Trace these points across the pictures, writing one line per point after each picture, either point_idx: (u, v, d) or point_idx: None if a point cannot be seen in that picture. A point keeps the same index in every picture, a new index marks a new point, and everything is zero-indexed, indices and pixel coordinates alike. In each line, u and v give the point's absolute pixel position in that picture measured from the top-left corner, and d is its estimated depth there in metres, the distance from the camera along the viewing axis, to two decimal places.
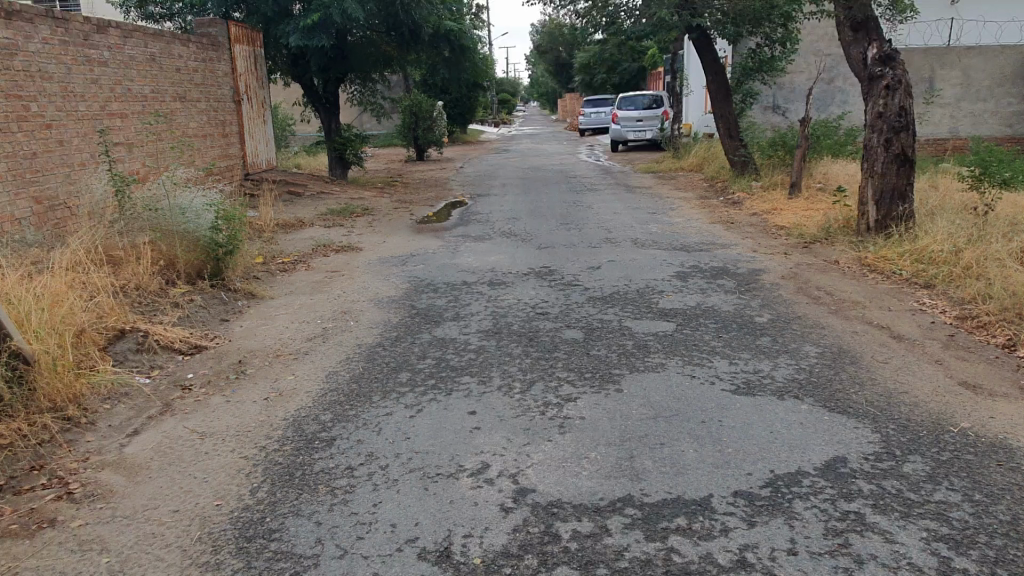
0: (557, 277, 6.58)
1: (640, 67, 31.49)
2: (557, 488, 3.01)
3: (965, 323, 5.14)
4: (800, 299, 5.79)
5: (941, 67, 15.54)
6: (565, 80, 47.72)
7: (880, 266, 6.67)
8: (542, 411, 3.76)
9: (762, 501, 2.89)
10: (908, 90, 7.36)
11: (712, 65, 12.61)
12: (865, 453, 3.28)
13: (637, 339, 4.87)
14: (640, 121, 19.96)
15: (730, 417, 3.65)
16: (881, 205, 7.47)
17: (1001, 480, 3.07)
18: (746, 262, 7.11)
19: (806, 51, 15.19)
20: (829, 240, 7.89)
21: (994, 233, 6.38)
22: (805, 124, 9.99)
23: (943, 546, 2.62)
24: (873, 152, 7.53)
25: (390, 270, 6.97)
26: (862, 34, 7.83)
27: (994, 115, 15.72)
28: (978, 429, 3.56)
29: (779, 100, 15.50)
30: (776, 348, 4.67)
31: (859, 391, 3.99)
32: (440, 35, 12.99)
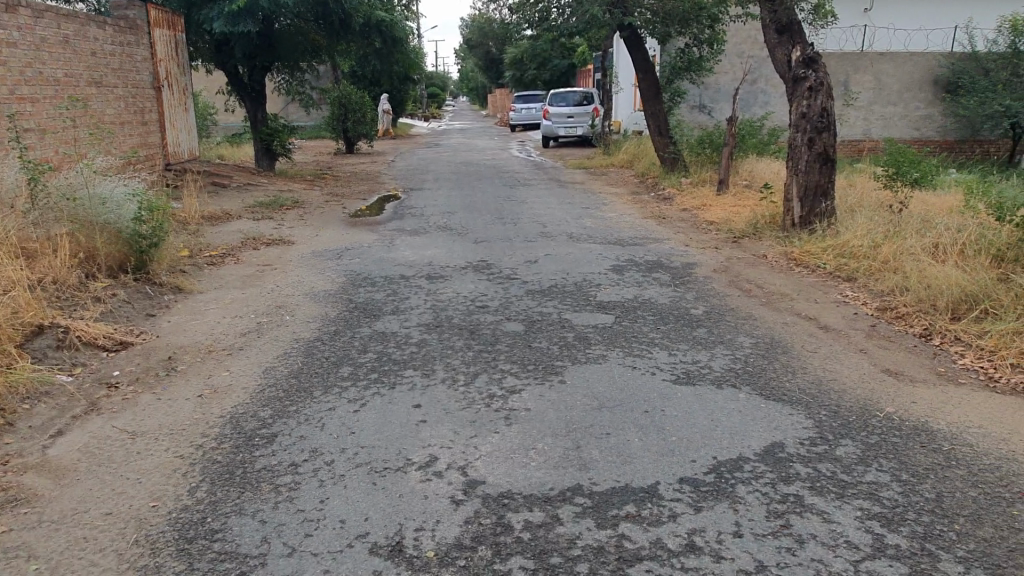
0: (495, 271, 6.57)
1: (570, 64, 31.80)
2: (507, 480, 3.00)
3: (885, 314, 5.41)
4: (733, 292, 5.97)
5: (856, 71, 16.28)
6: (495, 76, 47.73)
7: (805, 261, 6.94)
8: (486, 403, 3.75)
9: (707, 487, 2.97)
10: (829, 92, 7.68)
11: (642, 63, 12.81)
12: (801, 438, 3.41)
13: (577, 331, 4.91)
14: (571, 117, 20.16)
15: (672, 406, 3.73)
16: (805, 202, 7.79)
17: (925, 460, 3.25)
18: (679, 256, 7.27)
19: (731, 53, 15.65)
20: (756, 235, 8.17)
21: (910, 228, 6.73)
22: (731, 123, 10.28)
23: (876, 524, 2.74)
24: (797, 151, 7.83)
25: (325, 263, 6.81)
26: (786, 36, 8.09)
27: (903, 118, 16.59)
28: (902, 413, 3.75)
29: (705, 100, 15.93)
30: (712, 339, 4.81)
31: (792, 380, 4.14)
32: (371, 25, 12.76)
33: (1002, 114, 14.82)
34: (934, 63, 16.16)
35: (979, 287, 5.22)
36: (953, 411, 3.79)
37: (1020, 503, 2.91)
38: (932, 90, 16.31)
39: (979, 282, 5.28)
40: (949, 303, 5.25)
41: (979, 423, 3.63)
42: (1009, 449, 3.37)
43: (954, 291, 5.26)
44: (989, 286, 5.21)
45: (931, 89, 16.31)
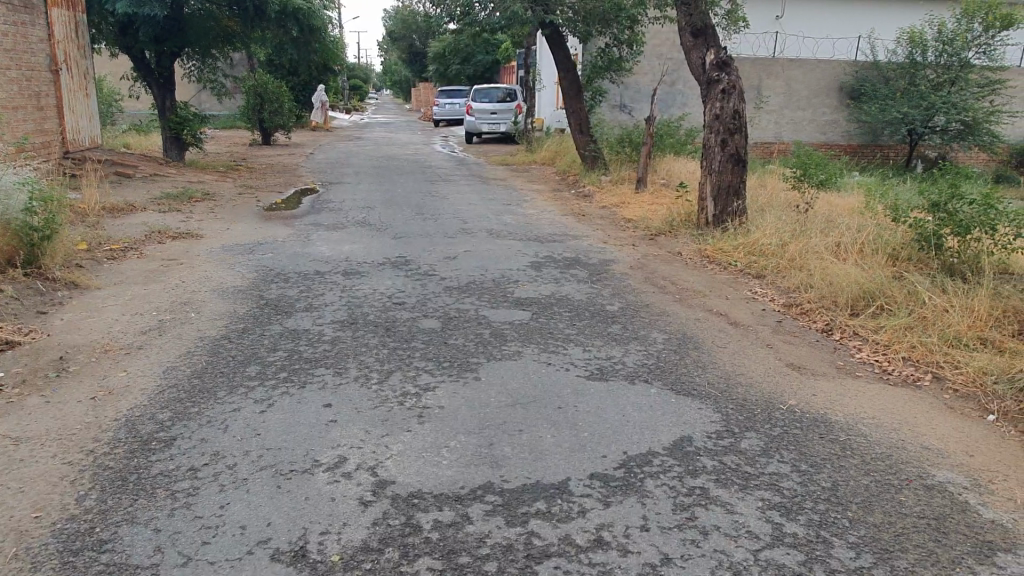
0: (412, 267, 6.49)
1: (493, 60, 31.82)
2: (418, 479, 2.95)
3: (791, 310, 5.63)
4: (648, 288, 6.08)
5: (767, 77, 16.89)
6: (418, 70, 47.26)
7: (717, 257, 7.15)
8: (400, 402, 3.68)
9: (616, 482, 3.00)
10: (741, 95, 7.92)
11: (564, 61, 12.90)
12: (708, 431, 3.50)
13: (493, 328, 4.90)
14: (494, 113, 20.11)
15: (585, 403, 3.76)
16: (718, 201, 8.02)
17: (823, 451, 3.39)
18: (597, 252, 7.37)
19: (650, 54, 15.98)
20: (672, 232, 8.36)
21: (815, 228, 7.03)
22: (649, 123, 10.47)
23: (776, 513, 2.84)
24: (711, 151, 8.06)
25: (235, 259, 6.56)
26: (701, 40, 8.30)
27: (812, 123, 17.30)
28: (804, 406, 3.90)
29: (626, 100, 16.18)
30: (626, 335, 4.88)
31: (701, 374, 4.24)
32: (288, 14, 12.39)
33: (900, 121, 15.77)
34: (839, 71, 16.96)
35: (876, 285, 5.49)
36: (850, 402, 3.97)
37: (907, 489, 3.08)
38: (838, 96, 17.10)
39: (876, 280, 5.56)
40: (849, 299, 5.50)
41: (872, 414, 3.82)
42: (898, 438, 3.56)
43: (854, 288, 5.52)
44: (885, 284, 5.50)
45: (837, 95, 17.09)
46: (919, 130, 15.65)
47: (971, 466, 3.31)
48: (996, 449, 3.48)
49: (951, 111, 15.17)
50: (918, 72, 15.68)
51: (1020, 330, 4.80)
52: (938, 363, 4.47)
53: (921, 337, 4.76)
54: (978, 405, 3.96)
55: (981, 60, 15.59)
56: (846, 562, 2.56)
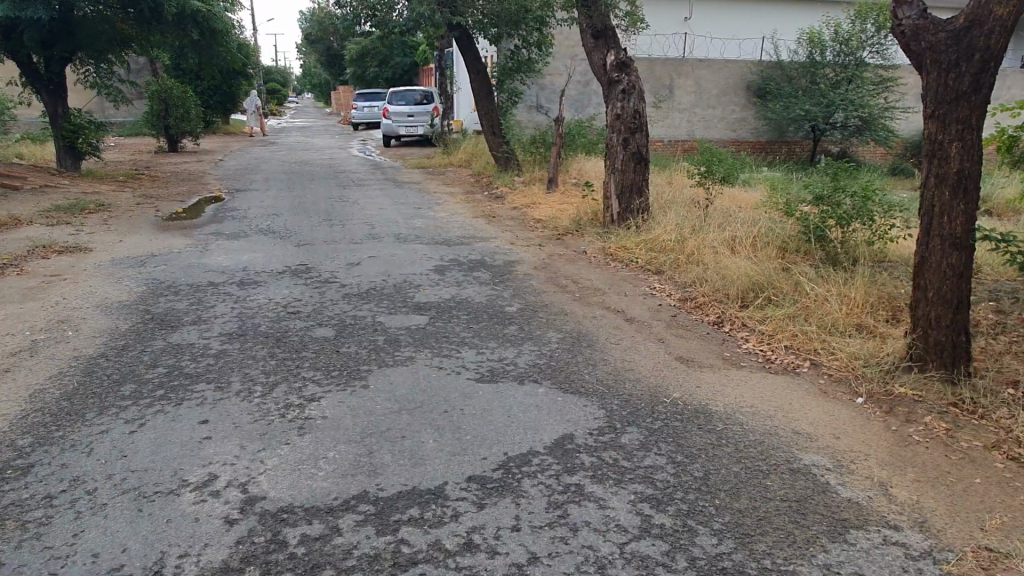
0: (313, 274, 6.37)
1: (412, 62, 31.48)
2: (290, 493, 2.89)
3: (685, 304, 5.77)
4: (549, 288, 6.15)
5: (678, 77, 17.21)
6: (338, 72, 46.67)
7: (619, 255, 7.25)
8: (281, 413, 3.60)
9: (493, 483, 3.01)
10: (641, 95, 8.09)
11: (474, 63, 12.91)
12: (590, 428, 3.56)
13: (388, 334, 4.84)
14: (411, 115, 19.90)
15: (472, 405, 3.77)
16: (622, 199, 8.17)
17: (699, 441, 3.49)
18: (502, 254, 7.40)
19: (563, 55, 16.21)
20: (579, 231, 8.45)
21: (712, 223, 7.23)
22: (558, 124, 10.57)
23: (646, 505, 2.91)
24: (614, 150, 8.20)
25: (124, 272, 6.29)
26: (602, 42, 8.43)
27: (722, 120, 17.68)
28: (686, 398, 4.01)
29: (541, 100, 16.30)
30: (522, 335, 4.91)
31: (590, 372, 4.31)
32: (185, 17, 12.01)
33: (803, 117, 16.45)
34: (745, 71, 17.41)
35: (764, 278, 5.70)
36: (730, 392, 4.11)
37: (774, 473, 3.20)
38: (745, 94, 17.55)
39: (765, 273, 5.77)
40: (740, 292, 5.68)
41: (750, 403, 3.96)
42: (772, 424, 3.71)
43: (744, 280, 5.72)
44: (772, 276, 5.72)
45: (745, 94, 17.55)
46: (821, 126, 16.37)
47: (836, 448, 3.47)
48: (860, 430, 3.66)
49: (849, 108, 16.06)
50: (819, 72, 16.38)
51: (892, 317, 5.08)
52: (817, 349, 4.67)
53: (801, 326, 4.97)
54: (849, 388, 4.17)
55: (875, 59, 16.37)
56: (708, 549, 2.64)
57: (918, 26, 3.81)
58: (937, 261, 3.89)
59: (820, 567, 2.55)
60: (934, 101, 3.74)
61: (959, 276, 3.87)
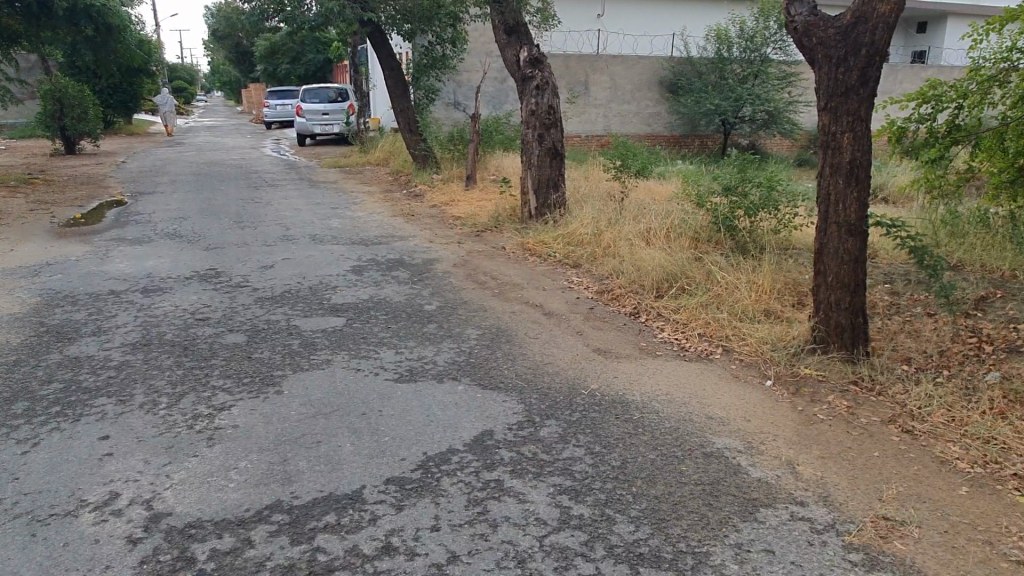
0: (223, 279, 6.14)
1: (325, 59, 30.82)
2: (198, 507, 2.78)
3: (602, 296, 5.86)
4: (468, 285, 6.13)
5: (594, 73, 17.43)
6: (248, 70, 45.33)
7: (538, 250, 7.29)
8: (189, 425, 3.46)
9: (412, 484, 2.97)
10: (554, 91, 8.17)
11: (387, 60, 12.74)
12: (509, 423, 3.56)
13: (303, 337, 4.72)
14: (326, 114, 19.50)
15: (390, 406, 3.71)
16: (539, 194, 8.23)
17: (616, 430, 3.55)
18: (421, 253, 7.33)
19: (478, 52, 16.20)
20: (497, 227, 8.47)
21: (627, 216, 7.37)
22: (475, 120, 10.54)
23: (566, 497, 2.93)
24: (529, 146, 8.24)
25: (16, 283, 5.90)
26: (514, 38, 8.48)
27: (637, 116, 18.03)
28: (603, 389, 4.07)
29: (459, 97, 16.23)
30: (440, 333, 4.88)
31: (509, 367, 4.32)
32: (79, 11, 11.37)
33: (713, 112, 16.98)
34: (657, 67, 17.80)
35: (677, 268, 5.84)
36: (646, 381, 4.19)
37: (688, 458, 3.29)
38: (658, 90, 17.96)
39: (678, 263, 5.92)
40: (655, 282, 5.81)
41: (666, 390, 4.06)
42: (686, 410, 3.81)
43: (658, 271, 5.85)
44: (686, 266, 5.86)
45: (658, 89, 17.95)
46: (730, 120, 16.94)
47: (747, 430, 3.58)
48: (769, 411, 3.80)
49: (756, 102, 16.67)
50: (726, 68, 16.96)
51: (796, 302, 5.31)
52: (728, 336, 4.82)
53: (713, 314, 5.12)
54: (759, 371, 4.32)
55: (778, 56, 17.04)
56: (625, 536, 2.68)
57: (809, 22, 3.98)
58: (835, 247, 4.08)
59: (732, 546, 2.64)
60: (826, 95, 3.92)
61: (855, 261, 4.08)
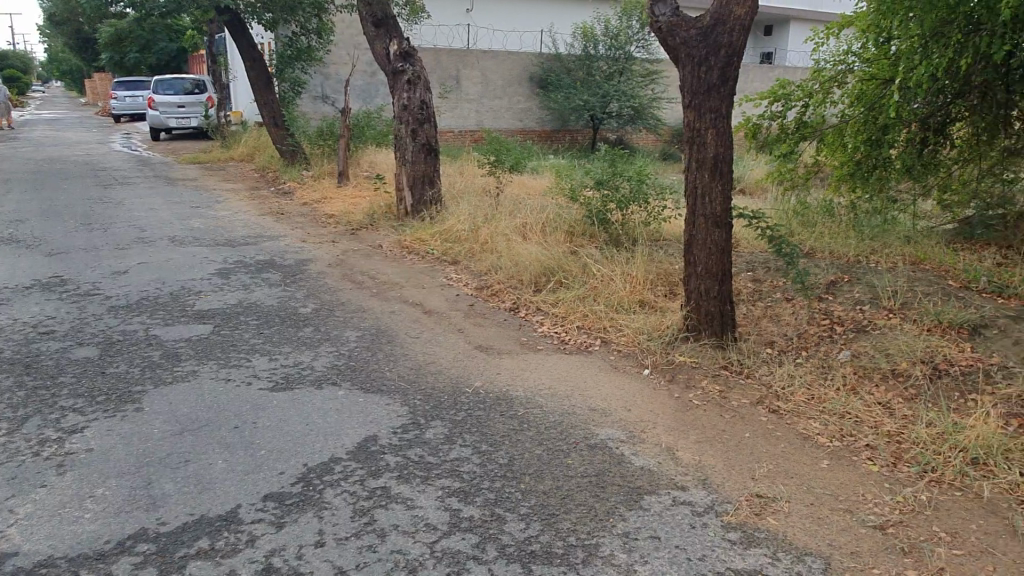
0: (70, 288, 5.61)
1: (180, 48, 28.98)
2: (49, 544, 2.51)
3: (482, 292, 5.84)
4: (344, 285, 5.94)
5: (464, 68, 17.41)
6: (92, 58, 42.00)
7: (415, 247, 7.18)
8: (36, 452, 3.12)
9: (292, 499, 2.83)
10: (426, 85, 8.07)
11: (248, 50, 12.08)
12: (393, 427, 3.46)
13: (165, 348, 4.38)
14: (182, 107, 18.29)
15: (265, 417, 3.51)
16: (414, 190, 8.09)
17: (502, 428, 3.53)
18: (293, 253, 7.03)
19: (345, 44, 15.75)
20: (373, 224, 8.27)
21: (503, 212, 7.39)
22: (345, 115, 10.23)
23: (455, 499, 2.88)
24: (403, 142, 8.09)
25: None
26: (383, 30, 8.22)
27: (509, 111, 18.17)
28: (487, 386, 4.05)
29: (326, 91, 15.72)
30: (317, 337, 4.68)
31: (391, 368, 4.21)
32: None
33: (582, 108, 17.41)
34: (528, 63, 18.01)
35: (554, 262, 5.92)
36: (529, 376, 4.21)
37: (574, 452, 3.32)
38: (528, 85, 18.17)
39: (555, 257, 6.00)
40: (533, 277, 5.85)
41: (549, 384, 4.09)
42: (570, 403, 3.85)
43: (536, 266, 5.90)
44: (562, 260, 5.95)
45: (528, 85, 18.18)
46: (598, 116, 17.45)
47: (628, 420, 3.68)
48: (648, 400, 3.92)
49: (623, 99, 17.29)
50: (593, 64, 17.46)
51: (668, 291, 5.51)
52: (605, 327, 4.94)
53: (591, 307, 5.23)
54: (636, 361, 4.45)
55: (641, 54, 17.71)
56: (516, 535, 2.67)
57: (673, 23, 4.08)
58: (703, 239, 4.27)
59: (620, 535, 2.69)
60: (690, 92, 4.07)
61: (722, 251, 4.28)
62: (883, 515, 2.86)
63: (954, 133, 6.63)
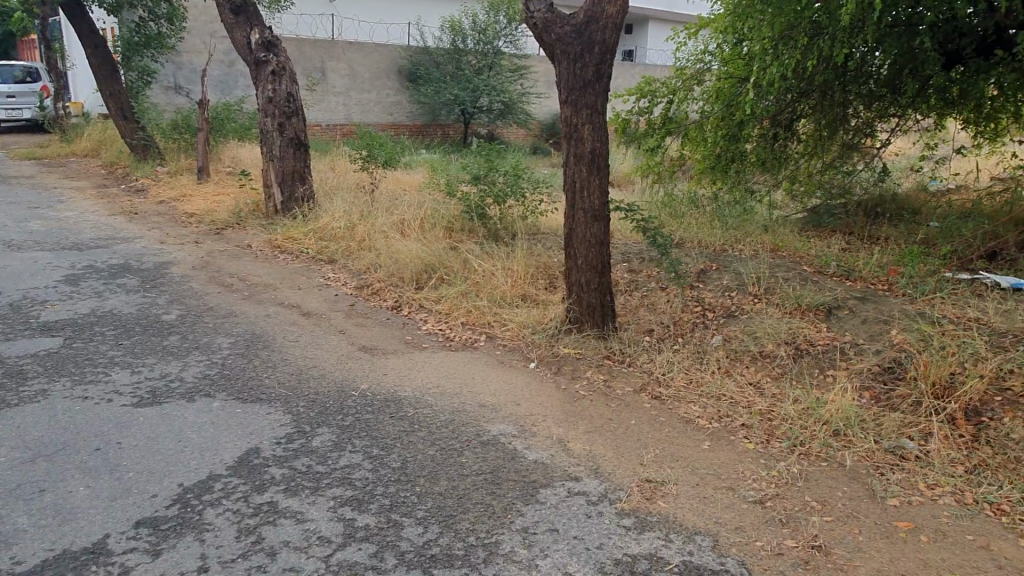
0: None
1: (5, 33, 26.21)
2: None
3: (362, 291, 5.67)
4: (212, 289, 5.59)
5: (329, 59, 16.87)
6: None
7: (287, 246, 6.88)
8: None
9: (168, 523, 2.62)
10: (292, 77, 7.74)
11: (90, 35, 11.03)
12: (276, 438, 3.28)
13: (8, 367, 3.93)
14: (10, 97, 16.54)
15: (132, 436, 3.23)
16: (284, 187, 7.75)
17: (393, 430, 3.45)
18: (152, 255, 6.53)
19: (199, 32, 14.81)
20: (239, 223, 7.85)
21: (380, 209, 7.21)
22: (203, 107, 9.62)
23: (348, 509, 2.77)
24: (269, 136, 7.71)
25: None
26: (243, 18, 7.79)
27: (378, 104, 17.81)
28: (375, 388, 3.94)
29: (180, 81, 14.73)
30: (185, 346, 4.36)
31: (270, 376, 4.00)
32: None
33: (453, 102, 17.35)
34: (396, 56, 17.73)
35: (435, 258, 5.86)
36: (417, 375, 4.14)
37: (467, 450, 3.29)
38: (397, 78, 17.88)
39: (435, 254, 5.93)
40: (414, 274, 5.76)
41: (437, 383, 4.04)
42: (460, 401, 3.82)
43: (417, 263, 5.81)
44: (443, 256, 5.90)
45: (397, 78, 17.88)
46: (469, 110, 17.48)
47: (519, 415, 3.69)
48: (537, 394, 3.95)
49: (493, 93, 17.42)
50: (462, 58, 17.45)
51: (549, 284, 5.59)
52: (490, 322, 4.94)
53: (474, 302, 5.21)
54: (522, 355, 4.48)
55: (509, 49, 17.95)
56: (415, 540, 2.60)
57: (547, 19, 4.13)
58: (583, 232, 4.35)
59: (519, 531, 2.69)
60: (567, 88, 4.13)
61: (601, 244, 4.39)
62: (762, 490, 3.03)
63: (799, 130, 7.20)
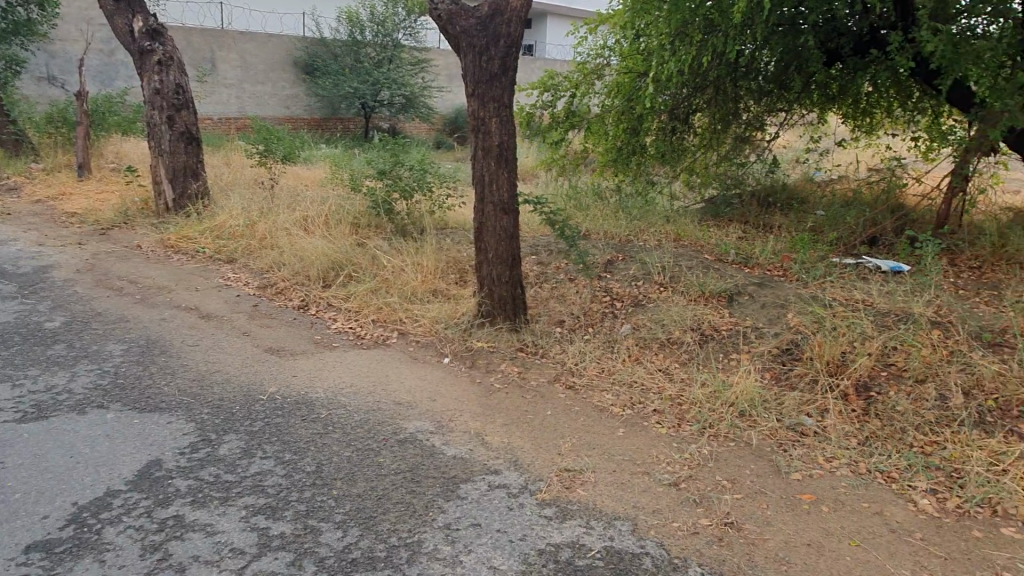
0: None
1: None
2: None
3: (265, 291, 5.46)
4: (100, 292, 5.25)
5: (219, 49, 16.15)
6: None
7: (182, 245, 6.54)
8: None
9: (63, 545, 2.43)
10: (180, 68, 7.35)
11: None
12: (180, 448, 3.11)
13: None
14: None
15: (15, 454, 2.98)
16: (176, 183, 7.36)
17: (305, 433, 3.34)
18: (29, 258, 6.06)
19: (73, 18, 13.84)
20: (128, 223, 7.40)
21: (280, 206, 6.96)
22: (82, 99, 9.01)
23: (261, 517, 2.66)
24: (157, 130, 7.29)
25: None
26: (124, 3, 7.30)
27: (273, 97, 17.22)
28: (284, 390, 3.80)
29: (54, 71, 13.73)
30: (72, 355, 4.07)
31: (169, 383, 3.78)
32: None
33: (352, 95, 16.98)
34: (290, 47, 17.19)
35: (341, 255, 5.71)
36: (328, 375, 4.02)
37: (384, 449, 3.22)
38: (293, 71, 17.33)
39: (341, 250, 5.79)
40: (320, 271, 5.59)
41: (350, 382, 3.94)
42: (374, 399, 3.74)
43: (322, 261, 5.65)
44: (350, 253, 5.76)
45: (293, 70, 17.34)
46: (369, 104, 17.20)
47: (435, 411, 3.65)
48: (453, 389, 3.92)
49: (393, 87, 17.18)
50: (361, 51, 17.10)
51: (459, 279, 5.57)
52: (401, 319, 4.86)
53: (384, 299, 5.12)
54: (435, 351, 4.43)
55: (408, 41, 17.71)
56: (333, 545, 2.53)
57: (451, 11, 4.10)
58: (493, 225, 4.35)
59: (441, 529, 2.66)
60: (473, 81, 4.11)
61: (511, 237, 4.40)
62: (675, 472, 3.13)
63: (696, 123, 7.42)
